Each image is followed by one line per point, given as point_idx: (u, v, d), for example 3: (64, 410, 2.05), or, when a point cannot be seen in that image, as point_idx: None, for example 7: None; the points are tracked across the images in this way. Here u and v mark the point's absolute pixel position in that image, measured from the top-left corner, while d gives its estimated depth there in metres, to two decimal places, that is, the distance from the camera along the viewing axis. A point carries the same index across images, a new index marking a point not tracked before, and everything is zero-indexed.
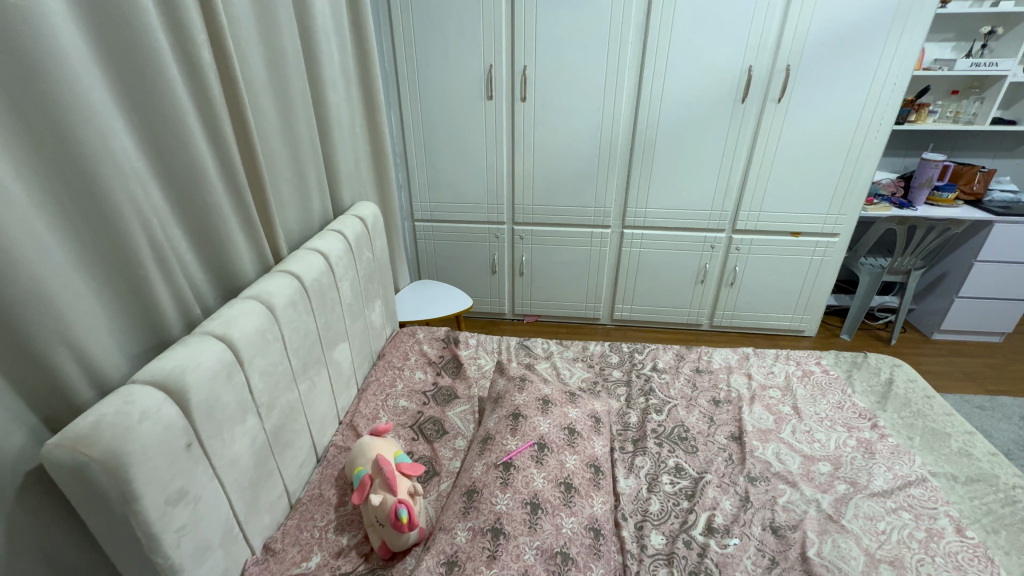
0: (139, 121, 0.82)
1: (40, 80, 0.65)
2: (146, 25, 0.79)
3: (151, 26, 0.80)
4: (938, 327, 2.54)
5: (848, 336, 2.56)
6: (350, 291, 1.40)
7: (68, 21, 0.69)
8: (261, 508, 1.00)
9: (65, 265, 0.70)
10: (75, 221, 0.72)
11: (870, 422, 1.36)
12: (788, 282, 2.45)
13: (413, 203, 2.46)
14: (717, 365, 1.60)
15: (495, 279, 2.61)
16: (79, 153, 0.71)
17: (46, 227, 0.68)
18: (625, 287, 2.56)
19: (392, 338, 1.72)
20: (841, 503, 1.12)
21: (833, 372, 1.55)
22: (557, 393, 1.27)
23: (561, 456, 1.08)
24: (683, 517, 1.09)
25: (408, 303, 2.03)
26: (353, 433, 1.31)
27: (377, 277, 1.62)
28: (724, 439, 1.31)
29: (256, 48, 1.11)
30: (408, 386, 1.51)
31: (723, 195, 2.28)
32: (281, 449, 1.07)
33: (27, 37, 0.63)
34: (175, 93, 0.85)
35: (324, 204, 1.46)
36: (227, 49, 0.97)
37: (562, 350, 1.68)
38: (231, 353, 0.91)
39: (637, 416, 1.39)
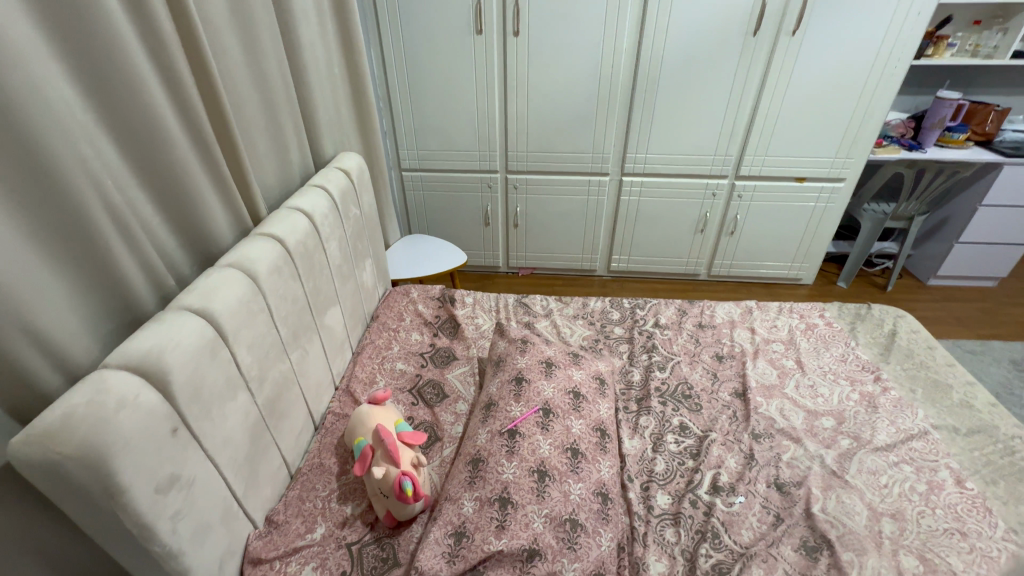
0: (78, 62, 0.69)
1: None
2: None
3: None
4: (934, 272, 2.53)
5: (845, 283, 2.55)
6: (338, 251, 1.31)
7: None
8: (260, 482, 0.97)
9: (8, 239, 0.61)
10: (15, 186, 0.62)
11: (873, 375, 1.35)
12: (789, 230, 2.39)
13: (400, 151, 2.31)
14: (720, 320, 1.57)
15: (488, 231, 2.51)
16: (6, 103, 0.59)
17: None
18: (622, 237, 2.49)
19: (385, 298, 1.65)
20: (845, 458, 1.12)
21: (836, 325, 1.53)
22: (559, 355, 1.23)
23: (567, 421, 1.05)
24: (689, 477, 1.09)
25: (400, 260, 1.95)
26: (350, 398, 1.27)
27: (366, 235, 1.53)
28: (728, 396, 1.30)
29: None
30: (404, 348, 1.46)
31: (727, 139, 2.17)
32: (277, 422, 1.03)
33: None
34: (116, 26, 0.72)
35: (303, 157, 1.34)
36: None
37: (562, 307, 1.63)
38: (214, 329, 0.83)
39: (640, 373, 1.36)
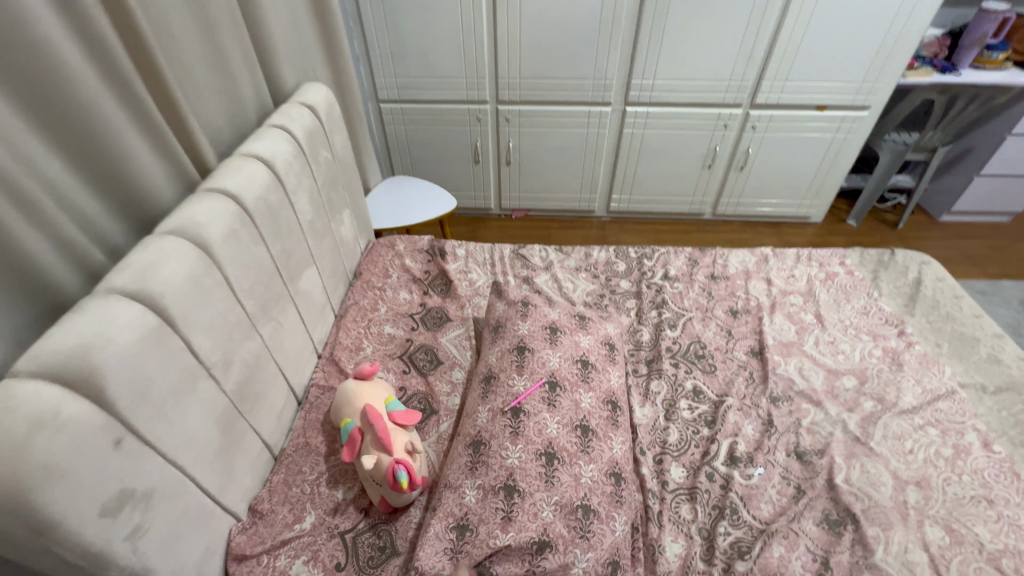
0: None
1: None
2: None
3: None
4: (949, 208, 2.41)
5: (855, 222, 2.43)
6: (309, 205, 1.13)
7: None
8: (237, 473, 0.87)
9: None
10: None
11: (897, 329, 1.27)
12: (803, 164, 2.22)
13: (375, 78, 2.03)
14: (733, 270, 1.45)
15: (478, 170, 2.30)
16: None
17: None
18: (624, 175, 2.30)
19: (368, 251, 1.49)
20: (869, 423, 1.05)
21: (858, 274, 1.42)
22: (564, 318, 1.11)
23: (575, 395, 0.95)
24: (704, 447, 1.02)
25: (383, 206, 1.76)
26: (335, 368, 1.16)
27: (341, 182, 1.34)
28: (743, 355, 1.21)
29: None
30: (391, 309, 1.33)
31: (746, 62, 1.93)
32: (251, 405, 0.92)
33: None
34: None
35: (259, 89, 1.12)
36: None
37: (562, 259, 1.49)
38: (158, 315, 0.69)
39: (650, 332, 1.26)
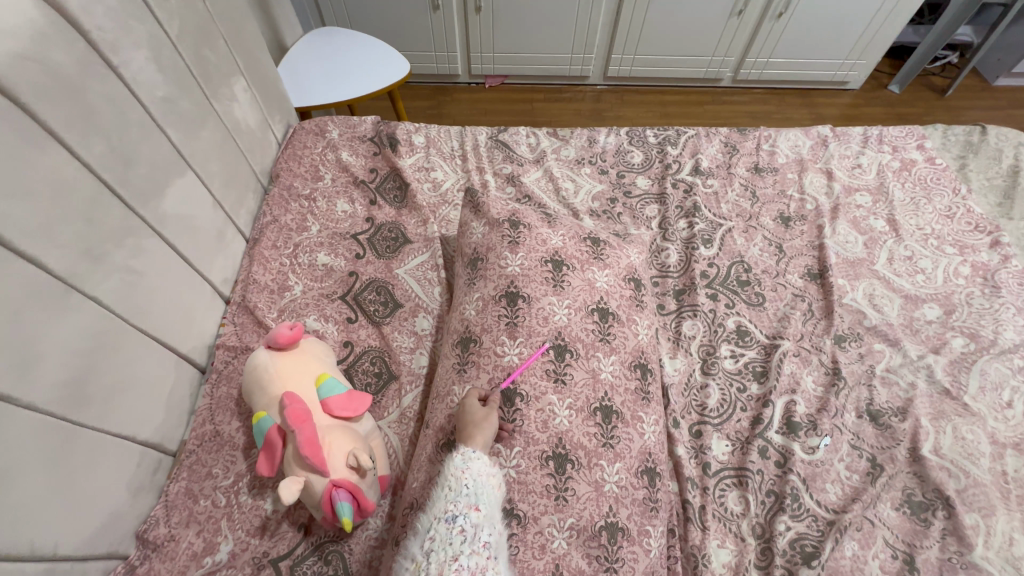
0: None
1: None
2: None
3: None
4: (1009, 69, 2.02)
5: (897, 89, 2.04)
6: (155, 70, 0.69)
7: None
8: (98, 503, 0.59)
9: None
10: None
11: (990, 237, 0.98)
12: (857, 9, 1.73)
13: None
14: (783, 160, 1.09)
15: (439, 20, 1.73)
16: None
17: None
18: (629, 25, 1.77)
19: (287, 142, 1.06)
20: (959, 369, 0.82)
21: (941, 162, 1.09)
22: (571, 244, 0.77)
23: (593, 364, 0.67)
24: (754, 411, 0.78)
25: (307, 74, 1.27)
26: (251, 320, 0.83)
27: (219, 31, 0.86)
28: (799, 280, 0.92)
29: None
30: (326, 227, 0.96)
31: None
32: (104, 408, 0.60)
33: None
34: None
35: None
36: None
37: (559, 148, 1.10)
38: None
39: (678, 251, 0.94)
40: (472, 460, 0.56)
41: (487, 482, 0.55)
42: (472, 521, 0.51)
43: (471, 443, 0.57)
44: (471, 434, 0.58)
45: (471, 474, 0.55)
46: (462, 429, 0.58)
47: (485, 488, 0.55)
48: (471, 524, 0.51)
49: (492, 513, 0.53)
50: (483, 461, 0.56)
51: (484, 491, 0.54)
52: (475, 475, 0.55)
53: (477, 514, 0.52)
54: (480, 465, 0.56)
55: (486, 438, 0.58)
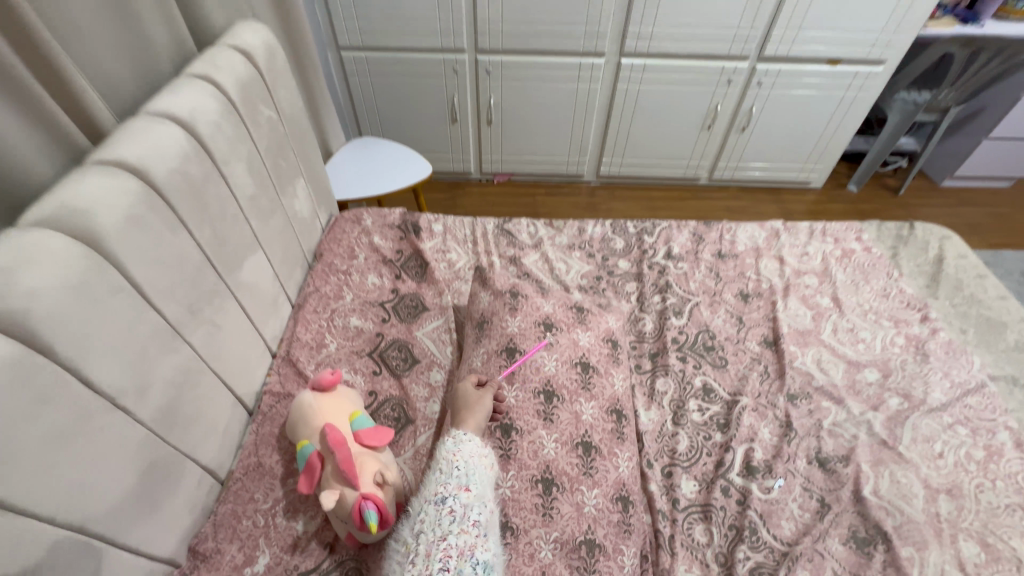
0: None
1: None
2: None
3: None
4: (952, 173, 2.31)
5: (855, 188, 2.32)
6: (248, 176, 0.93)
7: None
8: (167, 514, 0.72)
9: None
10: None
11: (920, 314, 1.16)
12: (808, 125, 2.05)
13: (335, 22, 1.76)
14: (743, 247, 1.30)
15: (457, 130, 2.07)
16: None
17: None
18: (616, 135, 2.10)
19: (330, 228, 1.30)
20: (895, 423, 0.95)
21: (877, 251, 1.30)
22: (560, 312, 0.95)
23: (576, 406, 0.82)
24: (718, 456, 0.90)
25: (347, 174, 1.55)
26: (293, 371, 0.99)
27: (291, 146, 1.12)
28: (757, 346, 1.09)
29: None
30: (359, 296, 1.15)
31: (756, 7, 1.71)
32: (181, 431, 0.75)
33: None
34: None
35: (173, 28, 0.87)
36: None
37: (553, 236, 1.32)
38: (16, 340, 0.51)
39: (653, 321, 1.12)
40: (465, 441, 0.70)
41: (477, 463, 0.69)
42: (461, 501, 0.63)
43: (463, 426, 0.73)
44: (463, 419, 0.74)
45: (461, 455, 0.68)
46: (457, 412, 0.75)
47: (475, 468, 0.68)
48: (460, 504, 0.63)
49: (481, 490, 0.66)
50: (475, 440, 0.71)
51: (472, 474, 0.67)
52: (467, 455, 0.69)
53: (465, 495, 0.64)
54: (471, 443, 0.70)
55: (476, 422, 0.74)
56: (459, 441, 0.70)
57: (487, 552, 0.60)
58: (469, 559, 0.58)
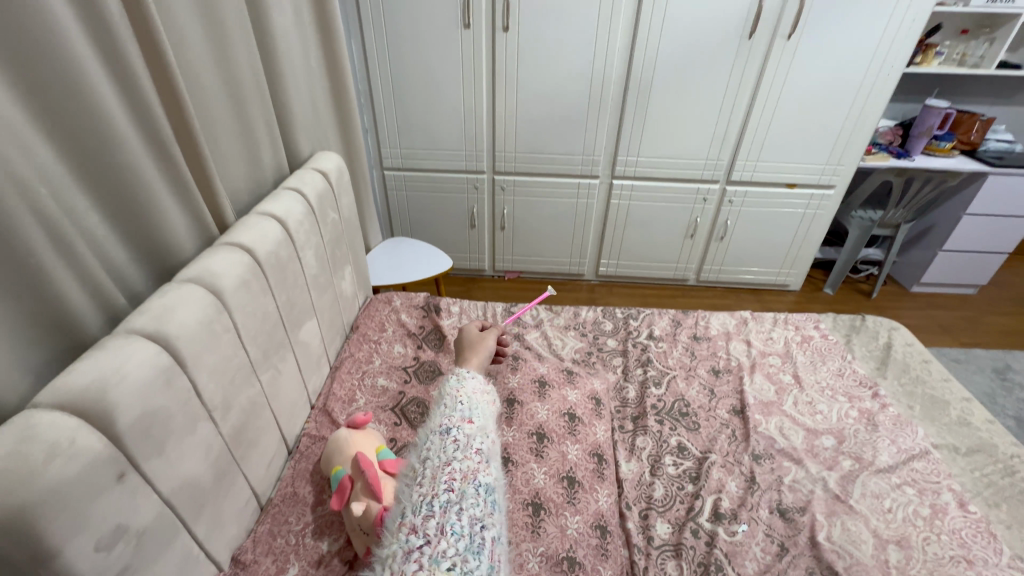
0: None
1: None
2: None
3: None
4: (918, 279, 2.55)
5: (831, 290, 2.56)
6: (314, 260, 1.21)
7: None
8: (224, 522, 0.87)
9: None
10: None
11: (871, 391, 1.32)
12: (779, 235, 2.37)
13: (382, 148, 2.21)
14: (715, 331, 1.52)
15: (475, 233, 2.43)
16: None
17: None
18: (612, 241, 2.44)
19: (365, 307, 1.56)
20: (847, 481, 1.09)
21: (832, 337, 1.50)
22: (553, 373, 1.16)
23: (563, 447, 0.99)
24: (689, 503, 1.04)
25: (381, 265, 1.85)
26: (327, 419, 1.18)
27: (345, 240, 1.43)
28: (726, 414, 1.25)
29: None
30: (386, 361, 1.36)
31: (720, 143, 2.13)
32: (244, 451, 0.93)
33: None
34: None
35: (277, 156, 1.22)
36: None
37: (552, 318, 1.56)
38: (169, 355, 0.73)
39: (635, 389, 1.30)
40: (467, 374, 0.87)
41: (477, 399, 0.80)
42: (463, 432, 0.72)
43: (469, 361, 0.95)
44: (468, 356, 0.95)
45: (463, 395, 0.79)
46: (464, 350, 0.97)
47: (474, 403, 0.79)
48: (462, 434, 0.72)
49: (480, 422, 0.76)
50: (478, 375, 0.87)
51: (473, 411, 0.77)
52: (469, 392, 0.81)
53: (467, 427, 0.73)
54: (474, 380, 0.84)
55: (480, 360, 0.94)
56: (462, 378, 0.84)
57: (489, 477, 0.68)
58: (471, 482, 0.66)
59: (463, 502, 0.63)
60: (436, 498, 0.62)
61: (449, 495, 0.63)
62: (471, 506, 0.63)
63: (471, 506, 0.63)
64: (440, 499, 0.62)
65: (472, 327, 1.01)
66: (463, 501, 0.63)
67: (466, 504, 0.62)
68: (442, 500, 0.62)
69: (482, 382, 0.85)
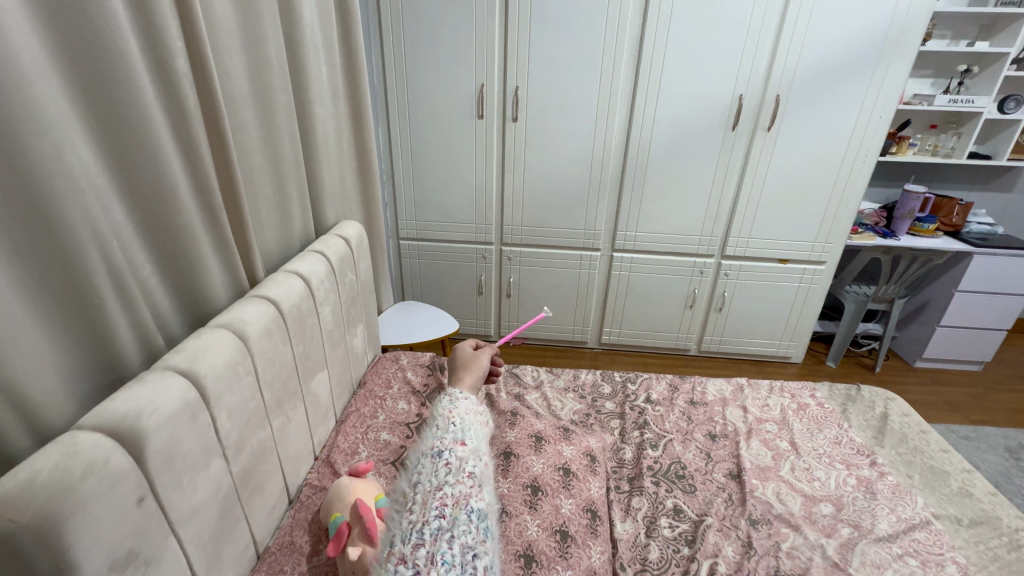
0: (94, 110, 0.71)
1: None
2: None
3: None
4: (920, 355, 2.57)
5: (834, 363, 2.57)
6: (331, 316, 1.31)
7: (39, 45, 0.63)
8: (224, 565, 0.88)
9: (12, 306, 0.62)
10: (14, 236, 0.62)
11: (869, 459, 1.32)
12: (776, 308, 2.44)
13: (399, 220, 2.40)
14: (711, 397, 1.55)
15: (482, 300, 2.55)
16: (21, 153, 0.60)
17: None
18: (613, 310, 2.53)
19: (373, 365, 1.63)
20: (847, 549, 1.07)
21: (828, 406, 1.52)
22: (549, 429, 1.21)
23: (556, 500, 1.02)
24: (685, 566, 1.03)
25: (391, 326, 1.94)
26: (329, 470, 1.21)
27: (360, 300, 1.54)
28: (722, 477, 1.26)
29: (235, 44, 1.01)
30: (390, 417, 1.39)
31: (712, 221, 2.28)
32: (250, 495, 0.96)
33: None
34: (139, 88, 0.75)
35: (306, 223, 1.36)
36: (199, 29, 0.86)
37: (552, 379, 1.61)
38: (196, 391, 0.81)
39: (632, 451, 1.33)
40: (459, 396, 0.99)
41: (468, 423, 0.91)
42: (456, 456, 0.82)
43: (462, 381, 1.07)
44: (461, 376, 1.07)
45: (455, 419, 0.90)
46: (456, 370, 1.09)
47: (466, 424, 0.90)
48: (455, 457, 0.82)
49: (471, 443, 0.86)
50: (469, 397, 0.99)
51: (465, 435, 0.87)
52: (461, 414, 0.92)
53: (459, 450, 0.83)
54: (465, 402, 0.96)
55: (472, 381, 1.07)
56: (454, 400, 0.95)
57: (480, 503, 0.77)
58: (463, 507, 0.74)
59: (455, 529, 0.71)
60: (428, 525, 0.70)
61: (441, 523, 0.70)
62: (462, 533, 0.70)
63: (463, 533, 0.70)
64: (431, 526, 0.70)
65: (466, 346, 1.15)
66: (454, 529, 0.71)
67: (457, 531, 0.70)
68: (434, 527, 0.70)
69: (473, 404, 0.97)
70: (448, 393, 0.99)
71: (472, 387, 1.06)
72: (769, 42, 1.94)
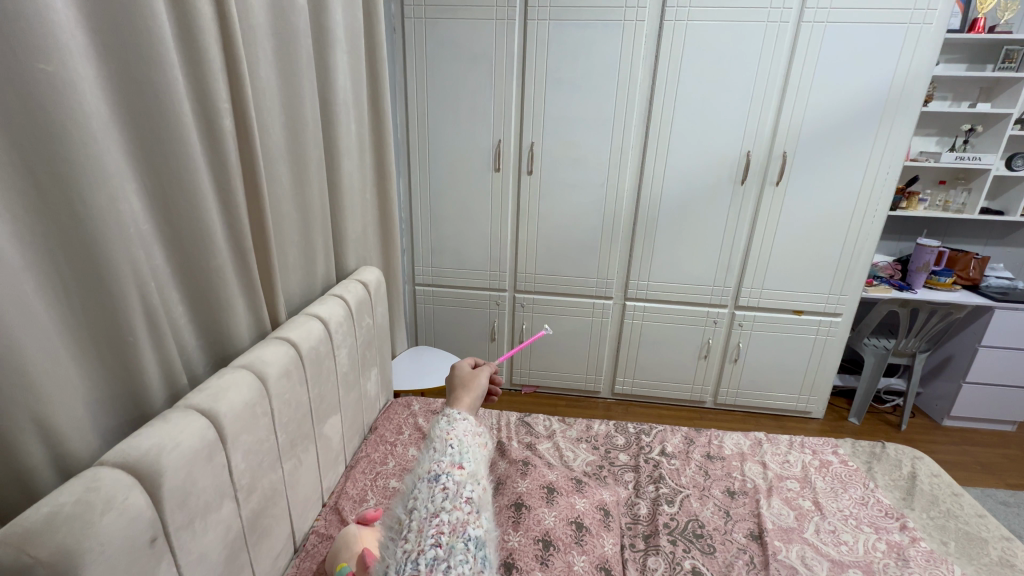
0: (144, 163, 0.78)
1: (68, 151, 0.63)
2: (164, 61, 0.76)
3: (170, 59, 0.77)
4: (947, 413, 2.48)
5: (857, 420, 2.48)
6: (347, 359, 1.33)
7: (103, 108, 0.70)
8: None
9: (54, 343, 0.66)
10: (62, 272, 0.66)
11: (899, 522, 1.24)
12: (793, 360, 2.40)
13: (415, 266, 2.46)
14: (729, 452, 1.51)
15: (494, 346, 2.56)
16: (77, 198, 0.65)
17: (43, 307, 0.64)
18: (626, 359, 2.51)
19: (386, 410, 1.64)
20: None
21: (852, 464, 1.46)
22: (561, 479, 1.18)
23: (569, 556, 0.98)
24: None
25: (404, 371, 1.95)
26: (336, 518, 1.18)
27: (375, 343, 1.56)
28: (743, 538, 1.21)
29: (275, 104, 1.11)
30: (399, 464, 1.36)
31: (725, 271, 2.30)
32: (257, 539, 0.94)
33: (67, 118, 0.62)
34: (186, 142, 0.81)
35: (328, 268, 1.41)
36: (243, 90, 0.94)
37: (565, 429, 1.58)
38: (214, 431, 0.82)
39: (647, 507, 1.28)
40: (458, 416, 0.89)
41: (469, 443, 0.82)
42: (453, 479, 0.73)
43: (461, 404, 0.96)
44: (459, 396, 0.97)
45: (455, 437, 0.82)
46: (456, 389, 0.98)
47: (466, 446, 0.81)
48: (453, 481, 0.73)
49: (471, 468, 0.77)
50: (468, 417, 0.89)
51: (466, 456, 0.79)
52: (459, 436, 0.82)
53: (458, 473, 0.75)
54: (464, 423, 0.86)
55: (471, 401, 0.96)
56: (452, 420, 0.86)
57: (478, 530, 0.69)
58: (461, 536, 0.66)
59: (451, 559, 0.63)
60: (422, 555, 0.63)
61: (437, 551, 0.63)
62: (460, 563, 0.63)
63: (459, 563, 0.63)
64: (427, 556, 0.63)
65: (464, 364, 1.05)
66: (451, 559, 0.63)
67: (454, 560, 0.63)
68: (429, 558, 0.62)
69: (472, 425, 0.87)
70: (446, 414, 0.89)
71: (471, 409, 0.95)
72: (774, 98, 2.03)
